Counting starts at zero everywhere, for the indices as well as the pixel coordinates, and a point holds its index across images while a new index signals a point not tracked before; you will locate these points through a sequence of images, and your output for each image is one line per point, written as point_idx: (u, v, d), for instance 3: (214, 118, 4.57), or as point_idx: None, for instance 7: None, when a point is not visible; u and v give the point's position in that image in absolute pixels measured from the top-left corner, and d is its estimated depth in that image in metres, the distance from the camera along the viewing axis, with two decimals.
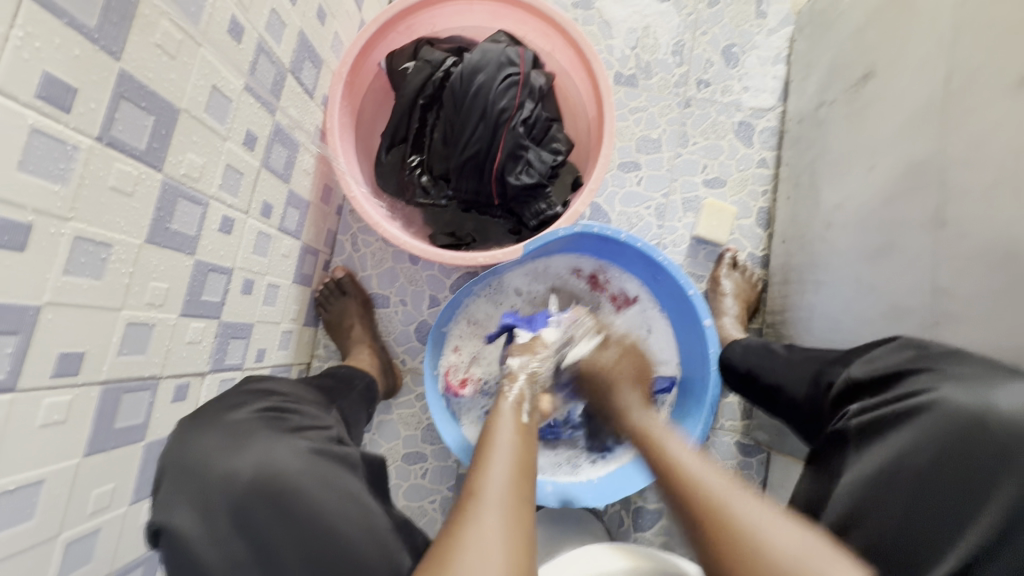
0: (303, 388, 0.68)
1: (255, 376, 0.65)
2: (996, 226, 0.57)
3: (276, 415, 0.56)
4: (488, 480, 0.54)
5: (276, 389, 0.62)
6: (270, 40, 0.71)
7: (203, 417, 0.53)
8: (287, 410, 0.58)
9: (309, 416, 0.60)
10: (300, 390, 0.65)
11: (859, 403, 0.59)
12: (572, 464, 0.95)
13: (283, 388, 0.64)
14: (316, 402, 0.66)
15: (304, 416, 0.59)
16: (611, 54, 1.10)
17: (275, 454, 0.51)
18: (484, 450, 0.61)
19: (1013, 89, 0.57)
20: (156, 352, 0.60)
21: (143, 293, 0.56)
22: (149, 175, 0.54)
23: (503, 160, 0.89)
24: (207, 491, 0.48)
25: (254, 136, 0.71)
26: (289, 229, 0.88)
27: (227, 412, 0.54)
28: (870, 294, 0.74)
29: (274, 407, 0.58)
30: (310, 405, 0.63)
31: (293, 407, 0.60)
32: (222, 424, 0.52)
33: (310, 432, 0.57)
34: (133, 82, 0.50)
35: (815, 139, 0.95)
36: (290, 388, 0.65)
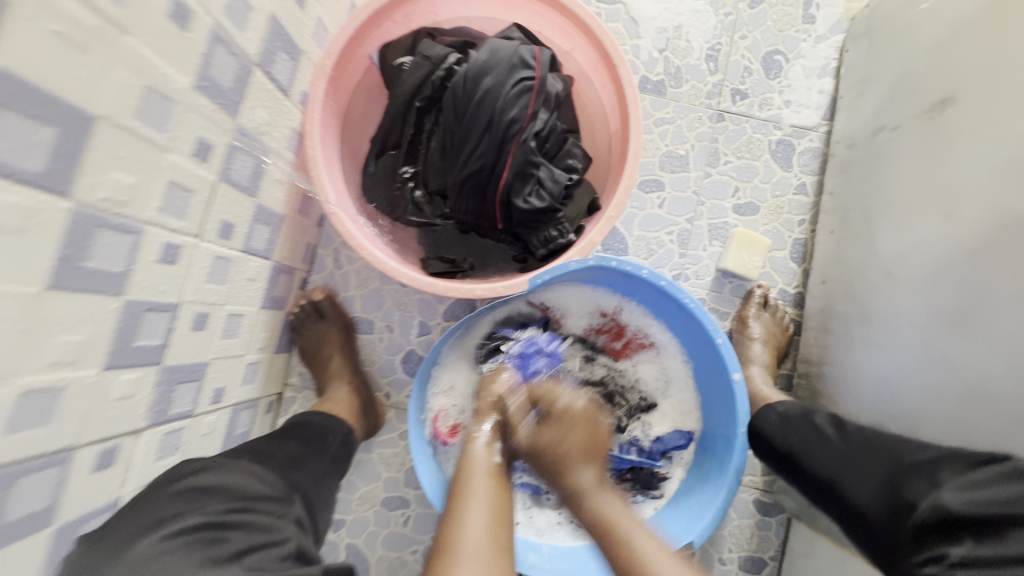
0: (258, 473, 0.55)
1: (195, 464, 0.52)
2: None
3: (214, 536, 0.45)
4: (461, 536, 0.54)
5: (222, 487, 0.50)
6: (231, 27, 0.57)
7: (124, 541, 0.43)
8: (226, 524, 0.46)
9: (255, 531, 0.48)
10: (253, 480, 0.53)
11: (961, 546, 0.45)
12: (573, 525, 0.84)
13: (237, 482, 0.52)
14: (275, 498, 0.54)
15: (250, 531, 0.47)
16: (637, 56, 0.97)
17: None
18: (457, 503, 0.58)
19: None
20: (68, 419, 0.48)
21: (46, 351, 0.44)
22: (52, 204, 0.41)
23: (509, 180, 0.77)
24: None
25: (208, 144, 0.58)
26: (257, 249, 0.75)
27: (139, 538, 0.43)
28: (938, 367, 0.63)
29: (213, 525, 0.46)
30: (262, 508, 0.51)
31: (237, 518, 0.47)
32: (128, 561, 0.41)
33: (254, 556, 0.45)
34: (20, 85, 0.37)
35: (871, 169, 0.83)
36: (240, 480, 0.52)
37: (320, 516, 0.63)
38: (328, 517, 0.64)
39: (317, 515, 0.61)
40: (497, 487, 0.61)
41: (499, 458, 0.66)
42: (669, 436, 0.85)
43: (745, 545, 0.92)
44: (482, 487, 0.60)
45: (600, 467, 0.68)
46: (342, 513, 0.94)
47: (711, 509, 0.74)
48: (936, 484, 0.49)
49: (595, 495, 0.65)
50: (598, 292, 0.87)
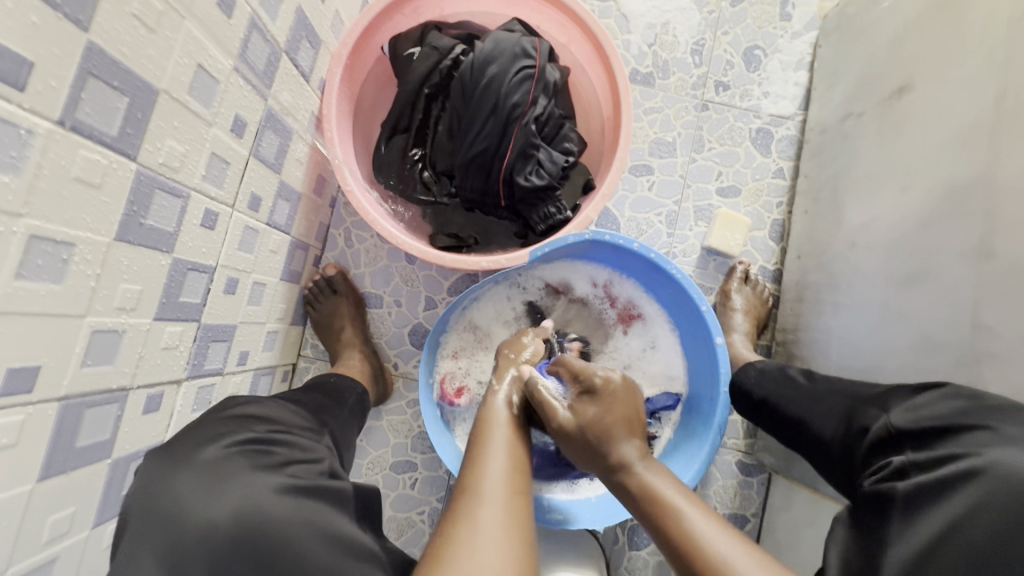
0: (292, 410, 0.62)
1: (235, 399, 0.59)
2: None
3: (262, 447, 0.51)
4: (480, 478, 0.55)
5: (262, 416, 0.57)
6: (265, 16, 0.64)
7: (189, 448, 0.48)
8: (273, 441, 0.53)
9: (297, 450, 0.55)
10: (286, 414, 0.60)
11: (902, 454, 0.53)
12: (570, 481, 0.92)
13: (277, 415, 0.58)
14: (307, 429, 0.61)
15: (293, 450, 0.54)
16: (627, 50, 1.04)
17: (257, 492, 0.46)
18: (477, 458, 0.59)
19: None
20: (126, 360, 0.54)
21: (112, 296, 0.50)
22: (122, 164, 0.48)
23: (512, 160, 0.83)
24: (182, 546, 0.43)
25: (243, 121, 0.65)
26: (279, 223, 0.81)
27: (199, 449, 0.48)
28: (897, 324, 0.71)
29: (261, 440, 0.52)
30: (297, 436, 0.57)
31: (280, 438, 0.54)
32: (200, 462, 0.47)
33: (300, 470, 0.52)
34: (104, 58, 0.43)
35: (839, 152, 0.91)
36: (275, 415, 0.58)
37: (346, 452, 0.69)
38: (353, 454, 0.71)
39: (345, 453, 0.69)
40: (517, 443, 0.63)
41: (515, 412, 0.69)
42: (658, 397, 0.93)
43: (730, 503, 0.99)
44: (501, 440, 0.62)
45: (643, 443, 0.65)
46: (353, 477, 1.00)
47: (697, 461, 0.81)
48: (886, 408, 0.57)
49: (640, 471, 0.60)
50: (593, 267, 0.95)
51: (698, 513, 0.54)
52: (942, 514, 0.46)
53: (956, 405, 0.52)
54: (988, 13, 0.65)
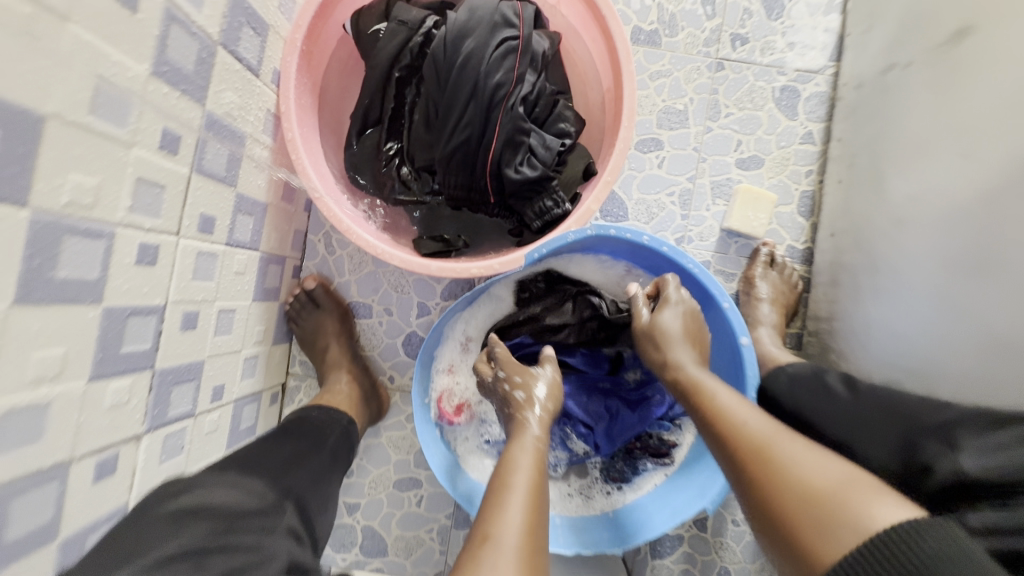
0: (249, 487, 0.55)
1: (179, 486, 0.52)
2: None
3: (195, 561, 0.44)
4: (501, 525, 0.48)
5: (200, 506, 0.49)
6: (186, 5, 0.53)
7: (100, 569, 0.43)
8: (210, 550, 0.45)
9: (241, 552, 0.47)
10: (238, 496, 0.52)
11: (976, 513, 0.43)
12: (586, 496, 0.84)
13: (224, 501, 0.51)
14: (263, 509, 0.53)
15: (236, 554, 0.46)
16: (628, 4, 0.90)
17: None
18: (501, 475, 0.54)
19: None
20: (60, 432, 0.47)
21: (25, 368, 0.42)
22: (8, 214, 0.39)
23: (499, 150, 0.73)
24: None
25: (174, 134, 0.55)
26: (242, 241, 0.72)
27: (116, 569, 0.43)
28: (956, 319, 0.60)
29: (194, 548, 0.45)
30: (247, 526, 0.50)
31: (222, 540, 0.47)
32: None
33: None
34: None
35: (881, 111, 0.78)
36: (223, 501, 0.51)
37: (320, 515, 0.62)
38: (330, 519, 0.64)
39: (318, 519, 0.61)
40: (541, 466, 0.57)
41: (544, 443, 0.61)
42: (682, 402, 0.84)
43: None
44: (524, 469, 0.54)
45: (699, 354, 0.67)
46: (356, 497, 0.95)
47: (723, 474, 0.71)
48: (953, 446, 0.47)
49: (691, 370, 0.63)
50: (601, 261, 0.84)
51: (741, 405, 0.55)
52: None
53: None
54: None
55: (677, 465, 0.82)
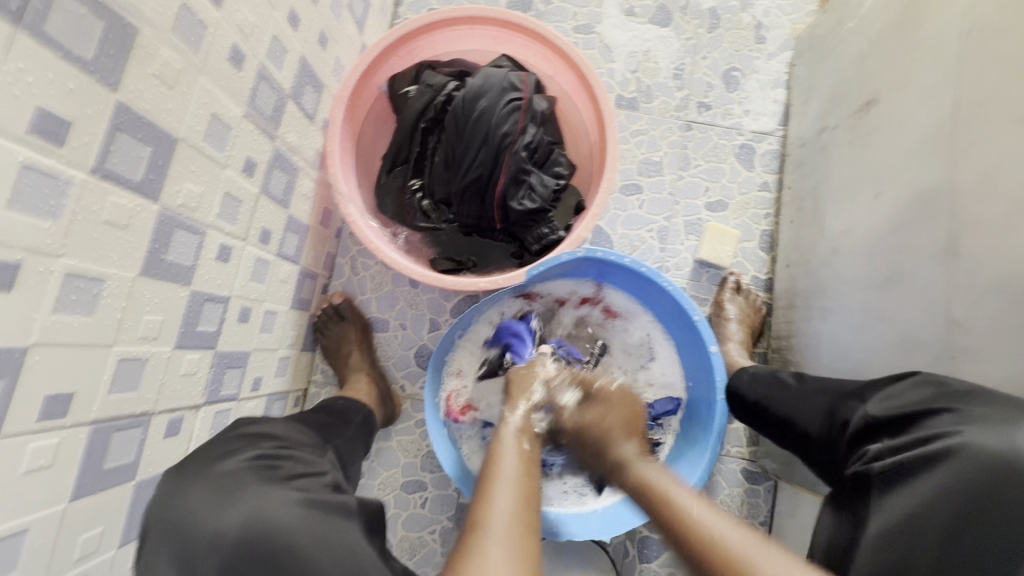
0: (295, 426, 0.67)
1: (246, 419, 0.63)
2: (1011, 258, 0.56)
3: (269, 462, 0.55)
4: (487, 522, 0.52)
5: (268, 433, 0.60)
6: (271, 67, 0.70)
7: (191, 467, 0.52)
8: (279, 457, 0.57)
9: (302, 464, 0.58)
10: (290, 430, 0.64)
11: (880, 442, 0.56)
12: (579, 493, 0.94)
13: (278, 430, 0.62)
14: (309, 443, 0.65)
15: (297, 464, 0.58)
16: (612, 77, 1.10)
17: (265, 500, 0.49)
18: (487, 481, 0.59)
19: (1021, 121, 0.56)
20: (149, 387, 0.58)
21: (136, 327, 0.54)
22: (145, 207, 0.52)
23: (505, 185, 0.88)
24: (199, 556, 0.46)
25: (253, 162, 0.70)
26: (288, 254, 0.86)
27: (215, 463, 0.52)
28: (882, 324, 0.73)
29: (267, 456, 0.56)
30: (302, 449, 0.62)
31: (285, 453, 0.58)
32: (211, 475, 0.51)
33: (306, 483, 0.55)
34: (130, 113, 0.48)
35: (818, 164, 0.95)
36: (285, 437, 0.61)
37: (352, 468, 0.73)
38: (358, 470, 0.74)
39: (349, 468, 0.71)
40: (526, 471, 0.61)
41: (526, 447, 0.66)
42: (658, 403, 0.95)
43: (737, 511, 1.00)
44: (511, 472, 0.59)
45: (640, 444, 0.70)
46: (365, 499, 1.02)
47: (699, 469, 0.84)
48: (865, 401, 0.60)
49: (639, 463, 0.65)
50: (581, 280, 0.98)
51: (700, 503, 0.55)
52: (912, 495, 0.49)
53: (927, 391, 0.55)
54: (939, 30, 0.70)
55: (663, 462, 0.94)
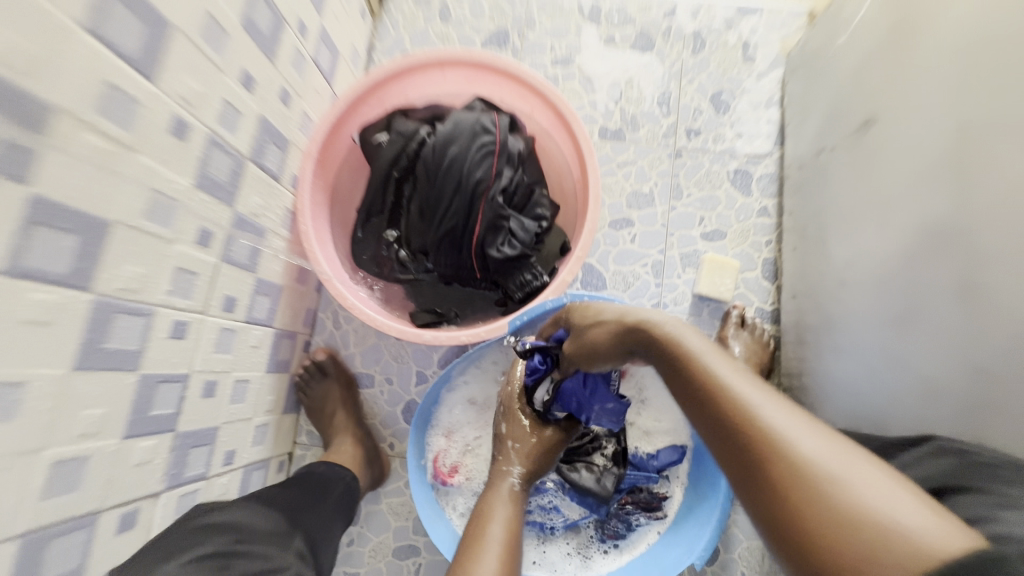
0: (264, 512, 0.65)
1: (211, 505, 0.63)
2: None
3: (224, 556, 0.54)
4: None
5: (232, 525, 0.59)
6: (225, 132, 0.68)
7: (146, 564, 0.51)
8: (233, 554, 0.54)
9: (262, 560, 0.56)
10: (250, 516, 0.62)
11: None
12: (583, 555, 0.87)
13: (242, 519, 0.61)
14: (274, 531, 0.62)
15: (255, 560, 0.56)
16: (594, 108, 1.06)
17: None
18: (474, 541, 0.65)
19: None
20: (92, 485, 0.54)
21: (72, 425, 0.51)
22: (75, 298, 0.49)
23: (482, 233, 0.84)
24: None
25: (209, 231, 0.67)
26: (260, 318, 0.83)
27: (159, 565, 0.51)
28: (899, 368, 0.65)
29: (223, 551, 0.54)
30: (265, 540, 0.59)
31: (239, 549, 0.55)
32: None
33: None
34: (50, 205, 0.45)
35: (817, 186, 0.89)
36: (243, 539, 0.57)
37: (323, 548, 0.69)
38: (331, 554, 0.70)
39: (319, 551, 0.68)
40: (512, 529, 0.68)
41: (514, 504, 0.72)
42: (663, 452, 0.87)
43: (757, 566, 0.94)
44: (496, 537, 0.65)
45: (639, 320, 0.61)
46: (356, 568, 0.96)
47: (710, 527, 0.78)
48: None
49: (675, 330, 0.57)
50: None
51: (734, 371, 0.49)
52: None
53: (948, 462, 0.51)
54: (935, 42, 0.64)
55: (671, 519, 0.87)
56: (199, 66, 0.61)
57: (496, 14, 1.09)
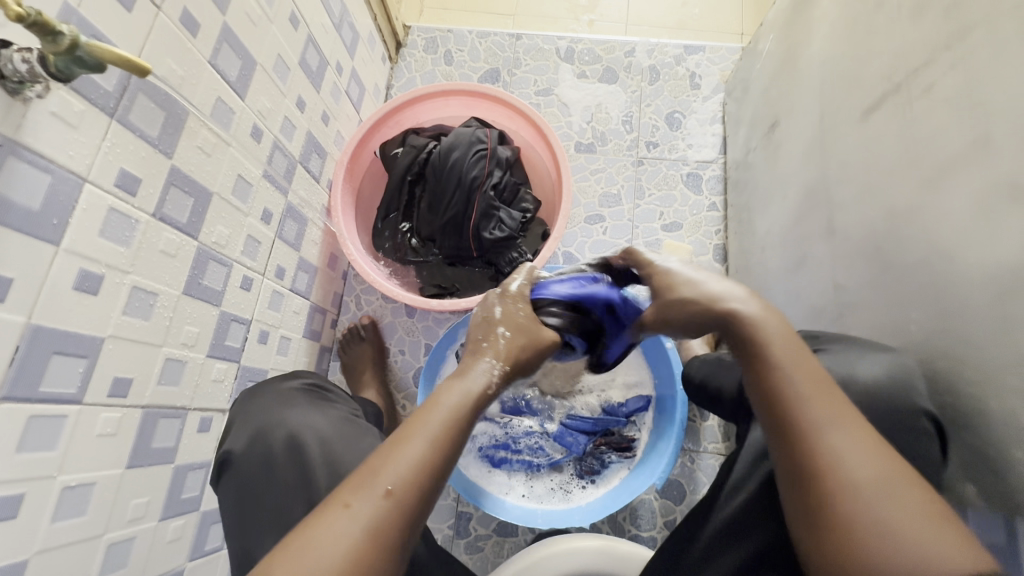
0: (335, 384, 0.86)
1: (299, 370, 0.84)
2: (881, 223, 0.66)
3: (318, 389, 0.77)
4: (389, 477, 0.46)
5: (314, 376, 0.81)
6: (284, 139, 0.91)
7: (266, 385, 0.75)
8: (324, 391, 0.78)
9: (345, 403, 0.79)
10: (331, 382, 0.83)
11: None
12: (565, 490, 1.02)
13: (322, 378, 0.82)
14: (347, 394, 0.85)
15: (340, 401, 0.79)
16: (570, 128, 1.30)
17: (314, 421, 0.69)
18: (415, 422, 0.50)
19: (866, 115, 0.69)
20: (186, 385, 0.73)
21: (179, 334, 0.71)
22: (188, 242, 0.70)
23: (477, 220, 1.06)
24: (263, 432, 0.68)
25: (270, 212, 0.89)
26: (300, 289, 1.03)
27: (280, 384, 0.75)
28: (799, 304, 0.85)
29: (316, 387, 0.77)
30: (341, 394, 0.81)
31: (329, 391, 0.79)
32: (277, 391, 0.73)
33: (341, 407, 0.76)
34: (181, 174, 0.67)
35: (748, 180, 1.10)
36: (328, 383, 0.81)
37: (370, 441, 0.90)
38: None
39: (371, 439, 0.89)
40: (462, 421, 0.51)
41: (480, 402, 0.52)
42: (631, 400, 1.05)
43: None
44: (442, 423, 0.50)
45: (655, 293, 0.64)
46: None
47: (667, 454, 0.95)
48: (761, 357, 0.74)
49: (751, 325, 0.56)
50: None
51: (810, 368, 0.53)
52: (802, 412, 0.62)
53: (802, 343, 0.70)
54: (807, 61, 0.86)
55: (639, 457, 1.02)
56: (271, 89, 0.85)
57: (489, 57, 1.36)
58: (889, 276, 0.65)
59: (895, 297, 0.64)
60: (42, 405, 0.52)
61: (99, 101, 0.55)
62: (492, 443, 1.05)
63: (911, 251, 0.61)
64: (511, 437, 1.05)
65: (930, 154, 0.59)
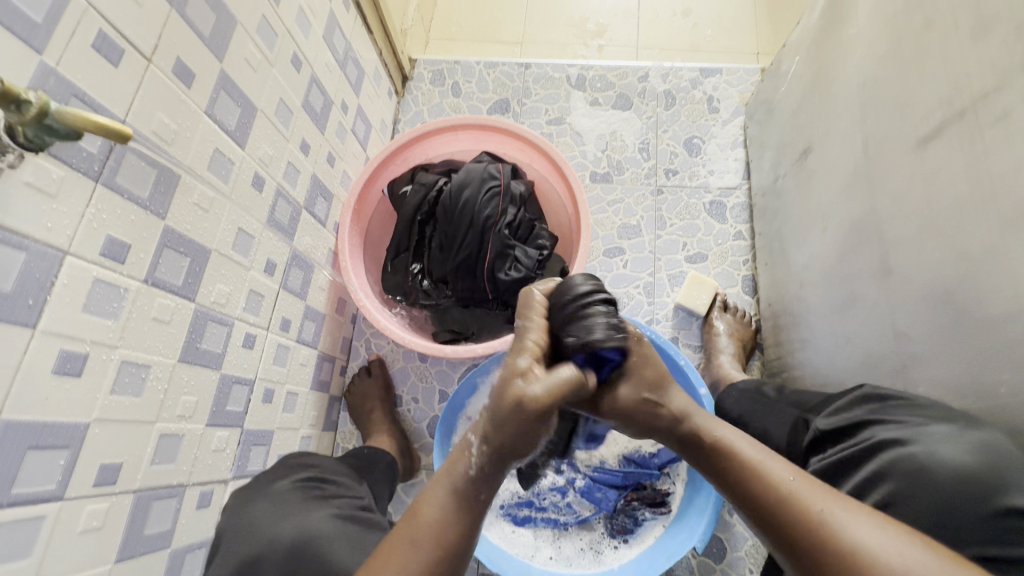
0: (336, 463, 0.83)
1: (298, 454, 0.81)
2: (950, 266, 0.59)
3: (313, 484, 0.73)
4: None
5: (313, 464, 0.78)
6: (288, 185, 0.86)
7: (259, 485, 0.72)
8: (324, 481, 0.75)
9: (345, 489, 0.76)
10: (332, 465, 0.80)
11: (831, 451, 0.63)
12: (596, 550, 0.94)
13: (321, 463, 0.79)
14: (348, 474, 0.82)
15: (339, 487, 0.76)
16: (585, 157, 1.25)
17: (307, 522, 0.65)
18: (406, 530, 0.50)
19: (922, 144, 0.63)
20: (184, 461, 0.67)
21: (175, 406, 0.65)
22: (184, 305, 0.65)
23: (492, 260, 1.00)
24: (258, 541, 0.63)
25: (273, 263, 0.84)
26: (306, 339, 0.97)
27: (271, 485, 0.71)
28: (851, 347, 0.77)
29: (315, 479, 0.74)
30: (341, 478, 0.78)
31: (329, 479, 0.76)
32: (270, 492, 0.70)
33: (341, 498, 0.73)
34: (175, 234, 0.62)
35: (778, 209, 1.04)
36: (330, 472, 0.78)
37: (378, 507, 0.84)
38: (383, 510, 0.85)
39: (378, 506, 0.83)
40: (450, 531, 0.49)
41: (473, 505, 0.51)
42: (663, 451, 0.96)
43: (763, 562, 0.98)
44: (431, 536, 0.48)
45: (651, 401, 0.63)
46: None
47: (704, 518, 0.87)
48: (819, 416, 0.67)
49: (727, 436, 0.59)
50: None
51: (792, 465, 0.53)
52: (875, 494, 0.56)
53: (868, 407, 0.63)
54: (842, 85, 0.80)
55: (674, 513, 0.94)
56: (273, 136, 0.80)
57: (498, 87, 1.32)
58: (963, 326, 0.58)
59: (972, 348, 0.57)
60: (12, 509, 0.46)
61: (82, 165, 0.50)
62: (515, 501, 0.97)
63: (993, 302, 0.54)
64: (535, 494, 0.97)
65: (1011, 190, 0.52)
